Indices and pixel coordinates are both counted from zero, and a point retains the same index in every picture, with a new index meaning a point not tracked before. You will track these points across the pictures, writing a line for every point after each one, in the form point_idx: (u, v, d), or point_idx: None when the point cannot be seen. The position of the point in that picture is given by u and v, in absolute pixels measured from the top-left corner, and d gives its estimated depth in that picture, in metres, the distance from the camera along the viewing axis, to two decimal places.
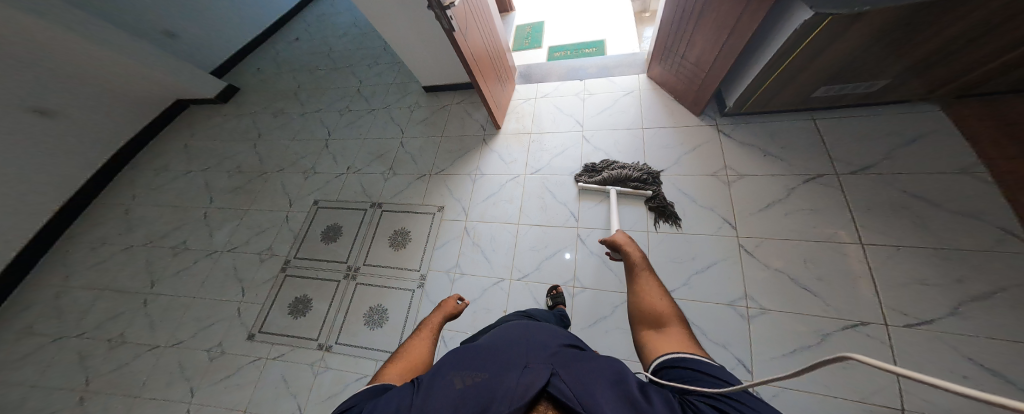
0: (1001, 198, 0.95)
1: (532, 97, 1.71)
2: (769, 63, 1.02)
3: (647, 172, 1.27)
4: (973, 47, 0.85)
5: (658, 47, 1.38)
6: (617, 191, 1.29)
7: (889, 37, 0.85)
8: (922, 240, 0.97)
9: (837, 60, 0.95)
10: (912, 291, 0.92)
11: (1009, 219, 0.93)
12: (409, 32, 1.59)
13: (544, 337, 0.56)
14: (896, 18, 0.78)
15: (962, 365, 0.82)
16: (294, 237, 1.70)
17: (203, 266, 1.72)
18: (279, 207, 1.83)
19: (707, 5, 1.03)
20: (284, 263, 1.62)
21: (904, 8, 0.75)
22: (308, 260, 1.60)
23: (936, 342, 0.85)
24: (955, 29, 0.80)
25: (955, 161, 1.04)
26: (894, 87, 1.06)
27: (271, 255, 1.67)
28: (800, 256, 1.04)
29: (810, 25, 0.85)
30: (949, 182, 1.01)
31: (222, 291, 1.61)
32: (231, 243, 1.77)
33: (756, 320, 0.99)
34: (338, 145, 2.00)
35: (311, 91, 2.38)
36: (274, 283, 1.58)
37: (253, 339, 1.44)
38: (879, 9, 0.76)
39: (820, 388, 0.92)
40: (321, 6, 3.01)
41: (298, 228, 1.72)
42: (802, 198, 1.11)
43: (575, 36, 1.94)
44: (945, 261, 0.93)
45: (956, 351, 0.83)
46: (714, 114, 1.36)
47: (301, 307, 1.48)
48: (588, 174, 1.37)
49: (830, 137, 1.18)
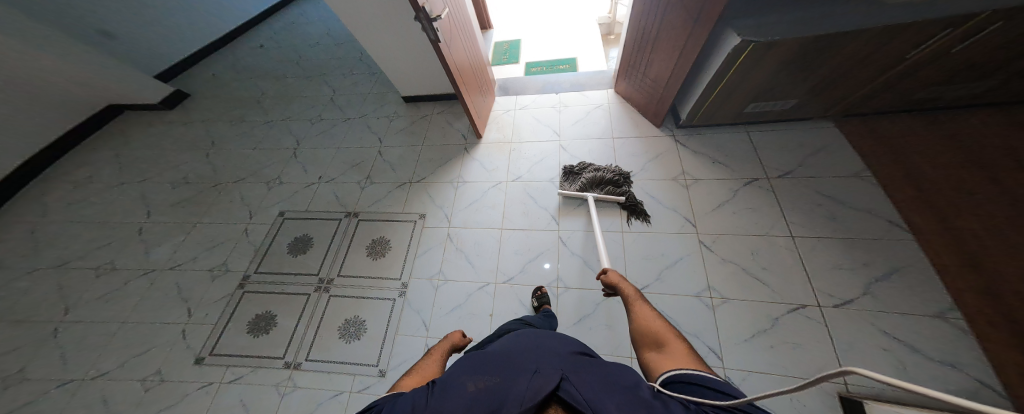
0: (885, 196, 1.21)
1: (512, 109, 1.82)
2: (710, 80, 1.22)
3: (619, 174, 1.42)
4: (855, 72, 1.11)
5: (624, 65, 1.57)
6: (596, 196, 1.39)
7: (796, 63, 1.07)
8: (837, 232, 1.18)
9: (762, 80, 1.17)
10: (833, 273, 1.10)
11: (894, 214, 1.17)
12: (391, 44, 1.63)
13: (554, 344, 0.57)
14: (800, 47, 1.00)
15: (878, 334, 0.98)
16: (256, 250, 1.57)
17: (138, 286, 1.51)
18: (237, 220, 1.69)
19: (662, 31, 1.22)
20: (242, 279, 1.48)
21: (802, 40, 0.98)
22: (271, 274, 1.49)
23: (859, 317, 1.02)
24: (840, 58, 1.04)
25: (854, 166, 1.29)
26: (804, 106, 1.33)
27: (226, 271, 1.51)
28: (747, 248, 1.20)
29: (739, 50, 1.04)
30: (850, 184, 1.26)
31: (163, 313, 1.42)
32: (174, 260, 1.58)
33: (720, 308, 1.11)
34: (309, 154, 1.92)
35: (279, 99, 2.28)
36: (229, 302, 1.43)
37: (202, 363, 1.28)
38: (786, 40, 0.97)
39: (781, 369, 0.98)
40: (293, 14, 2.95)
41: (260, 240, 1.60)
42: (745, 199, 1.31)
43: (549, 54, 2.12)
44: (855, 248, 1.14)
45: (870, 324, 1.00)
46: (672, 126, 1.56)
47: (264, 324, 1.36)
48: (568, 180, 1.48)
49: (762, 148, 1.41)
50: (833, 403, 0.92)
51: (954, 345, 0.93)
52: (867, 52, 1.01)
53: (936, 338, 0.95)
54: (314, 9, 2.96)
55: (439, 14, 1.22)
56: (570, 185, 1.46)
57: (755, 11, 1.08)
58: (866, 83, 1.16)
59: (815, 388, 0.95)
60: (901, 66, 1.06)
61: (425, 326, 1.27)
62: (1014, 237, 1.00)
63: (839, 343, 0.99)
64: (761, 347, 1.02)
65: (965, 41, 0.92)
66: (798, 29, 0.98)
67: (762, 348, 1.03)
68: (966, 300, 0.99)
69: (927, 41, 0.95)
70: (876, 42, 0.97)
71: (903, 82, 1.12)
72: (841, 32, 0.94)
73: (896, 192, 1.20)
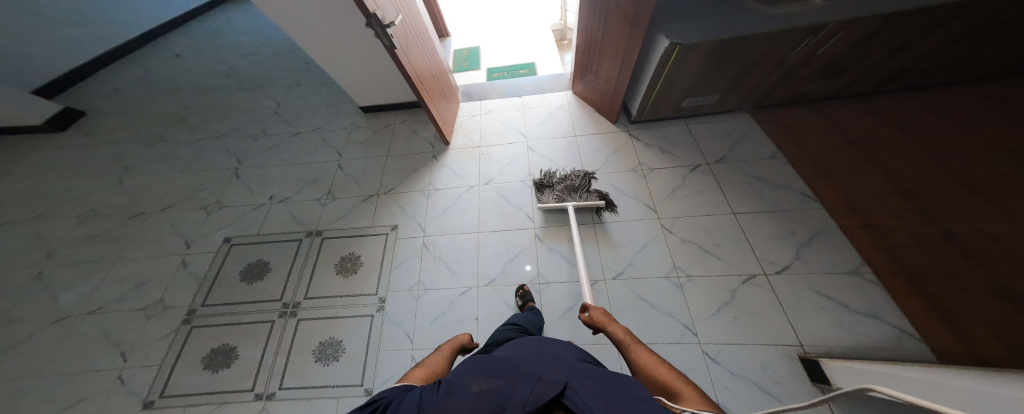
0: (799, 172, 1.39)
1: (477, 114, 1.85)
2: (651, 76, 1.36)
3: (585, 178, 1.42)
4: (760, 70, 1.32)
5: (579, 67, 1.68)
6: (574, 206, 1.36)
7: (717, 64, 1.25)
8: (768, 207, 1.32)
9: (692, 78, 1.34)
10: (772, 243, 1.23)
11: (804, 188, 1.34)
12: (339, 53, 1.55)
13: (560, 354, 0.56)
14: (719, 48, 1.16)
15: (815, 297, 1.09)
16: (201, 282, 1.38)
17: (40, 341, 1.23)
18: (171, 252, 1.46)
19: (609, 36, 1.33)
20: (187, 315, 1.29)
21: (717, 42, 1.13)
22: (224, 306, 1.32)
23: (798, 281, 1.13)
24: (749, 58, 1.23)
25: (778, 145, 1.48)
26: (726, 101, 1.54)
27: (163, 308, 1.31)
28: (700, 228, 1.31)
29: (670, 51, 1.18)
30: (775, 163, 1.44)
31: (82, 364, 1.18)
32: (92, 302, 1.32)
33: (686, 286, 1.19)
34: (253, 173, 1.74)
35: (209, 114, 2.02)
36: (173, 341, 1.23)
37: (152, 407, 1.09)
38: (705, 43, 1.13)
39: (747, 339, 1.05)
40: (225, 25, 2.69)
41: (204, 271, 1.41)
42: (693, 183, 1.44)
43: (508, 60, 2.19)
44: (789, 217, 1.28)
45: (807, 287, 1.11)
46: (626, 122, 1.71)
47: (223, 358, 1.20)
48: (541, 194, 1.44)
49: (702, 137, 1.59)
50: (796, 365, 0.99)
51: (869, 297, 1.06)
52: (764, 53, 1.21)
53: (856, 292, 1.08)
54: (250, 19, 2.73)
55: (393, 20, 1.19)
56: (545, 198, 1.42)
57: (679, 17, 1.22)
58: (771, 80, 1.39)
59: (779, 353, 1.01)
60: (788, 64, 1.28)
61: (409, 338, 1.22)
62: None
63: (787, 305, 1.09)
64: (727, 318, 1.10)
65: (835, 41, 1.14)
66: (714, 32, 1.13)
67: (727, 321, 1.09)
68: (872, 256, 1.13)
69: (800, 45, 1.17)
70: (775, 43, 1.16)
71: (794, 77, 1.36)
72: (743, 36, 1.11)
73: (811, 166, 1.38)
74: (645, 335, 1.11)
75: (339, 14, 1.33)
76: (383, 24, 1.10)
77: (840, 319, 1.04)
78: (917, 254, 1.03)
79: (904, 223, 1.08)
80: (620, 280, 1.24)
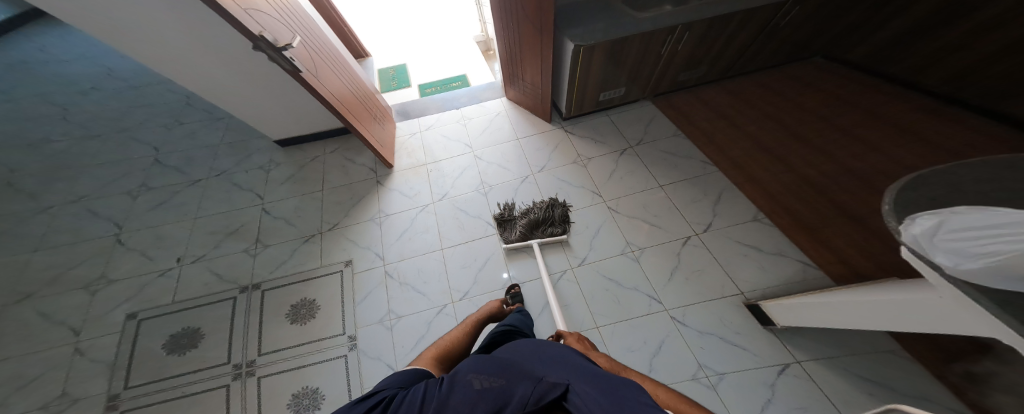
0: (701, 143, 1.68)
1: (416, 131, 1.82)
2: (566, 78, 1.48)
3: (551, 213, 1.46)
4: (651, 68, 1.53)
5: (506, 74, 1.76)
6: (538, 243, 1.41)
7: (618, 64, 1.42)
8: (683, 176, 1.59)
9: (600, 78, 1.48)
10: (693, 207, 1.50)
11: (705, 157, 1.65)
12: (246, 89, 1.36)
13: (567, 358, 0.53)
14: (613, 50, 1.32)
15: (737, 247, 1.38)
16: (112, 362, 1.10)
17: None
18: (39, 346, 1.11)
19: (523, 46, 1.42)
20: (110, 399, 1.03)
21: (611, 43, 1.28)
22: (154, 384, 1.08)
23: (722, 236, 1.41)
24: (639, 57, 1.41)
25: (683, 124, 1.76)
26: (632, 94, 1.74)
27: (69, 401, 1.02)
28: (639, 204, 1.53)
29: (576, 54, 1.29)
30: (682, 140, 1.71)
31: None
32: None
33: (641, 257, 1.40)
34: (144, 236, 1.40)
35: (54, 173, 1.55)
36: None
37: None
38: (601, 43, 1.26)
39: (700, 296, 1.29)
40: (58, 59, 2.11)
41: (110, 352, 1.11)
42: (626, 165, 1.66)
43: (438, 74, 2.20)
44: (702, 183, 1.56)
45: (731, 240, 1.40)
46: (559, 120, 1.85)
47: None
48: (506, 231, 1.46)
49: (622, 124, 1.80)
50: (744, 312, 1.24)
51: (767, 236, 1.38)
52: (644, 51, 1.38)
53: (760, 235, 1.39)
54: (95, 50, 2.18)
55: (290, 41, 1.07)
56: (510, 234, 1.45)
57: (579, 21, 1.34)
58: (663, 75, 1.63)
59: (725, 303, 1.27)
60: (666, 60, 1.49)
61: (391, 370, 1.15)
62: (777, 151, 1.56)
63: (721, 260, 1.36)
64: (680, 280, 1.33)
65: (697, 40, 1.39)
66: (609, 33, 1.27)
67: (683, 284, 1.32)
68: (761, 203, 1.46)
69: (669, 43, 1.37)
70: (658, 44, 1.36)
71: (677, 69, 1.61)
72: (628, 36, 1.26)
73: (711, 138, 1.69)
74: (621, 311, 1.28)
75: (233, 43, 1.16)
76: (276, 47, 1.00)
77: (757, 260, 1.33)
78: (788, 198, 1.43)
79: (773, 177, 1.50)
80: (586, 265, 1.39)
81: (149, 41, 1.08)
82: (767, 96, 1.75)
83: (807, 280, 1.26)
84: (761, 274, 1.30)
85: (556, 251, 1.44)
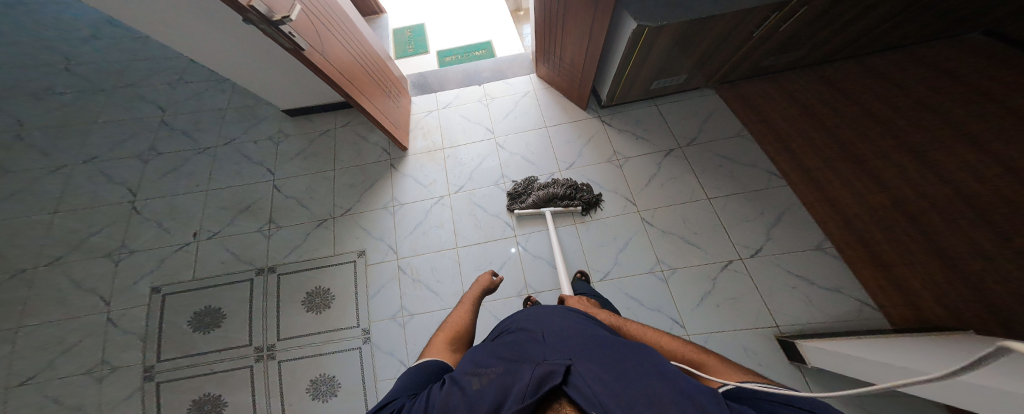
0: (764, 150, 1.43)
1: (433, 109, 1.61)
2: (617, 64, 1.20)
3: (569, 187, 1.36)
4: (726, 51, 1.21)
5: (539, 49, 1.46)
6: (552, 212, 1.35)
7: (685, 47, 1.10)
8: (737, 189, 1.37)
9: (659, 62, 1.18)
10: (741, 228, 1.31)
11: (771, 166, 1.39)
12: (242, 61, 1.17)
13: (567, 331, 0.54)
14: (687, 33, 1.01)
15: (785, 277, 1.21)
16: (145, 334, 1.16)
17: None
18: (78, 312, 1.18)
19: (568, 14, 1.11)
20: (146, 370, 1.11)
21: (689, 24, 0.97)
22: (184, 358, 1.14)
23: (770, 264, 1.24)
24: (716, 39, 1.09)
25: (744, 124, 1.48)
26: (691, 81, 1.43)
27: (111, 367, 1.11)
28: (679, 218, 1.35)
29: (637, 34, 0.99)
30: (742, 144, 1.44)
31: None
32: (9, 378, 1.09)
33: (671, 278, 1.27)
34: (158, 206, 1.38)
35: (62, 129, 1.49)
36: (142, 405, 1.07)
37: None
38: (674, 24, 0.95)
39: (730, 325, 1.18)
40: None
41: (141, 325, 1.17)
42: (669, 169, 1.43)
43: (460, 39, 1.93)
44: (756, 200, 1.35)
45: (779, 269, 1.23)
46: (596, 107, 1.58)
47: (211, 407, 1.10)
48: (517, 200, 1.38)
49: (671, 117, 1.53)
50: (774, 346, 1.13)
51: (824, 269, 1.20)
52: (731, 32, 1.06)
53: (818, 266, 1.22)
54: None
55: (289, 10, 0.85)
56: (523, 200, 1.37)
57: None
58: (739, 58, 1.29)
59: (757, 335, 1.15)
60: (751, 42, 1.16)
61: (403, 366, 1.18)
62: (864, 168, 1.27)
63: (761, 290, 1.21)
64: (710, 307, 1.21)
65: (806, 17, 1.04)
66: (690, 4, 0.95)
67: (713, 310, 1.20)
68: (828, 226, 1.26)
69: (766, 21, 1.03)
70: (749, 23, 1.03)
71: (762, 53, 1.26)
72: (715, 15, 0.94)
73: (775, 144, 1.42)
74: None
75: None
76: (272, 22, 0.79)
77: (806, 296, 1.18)
78: (869, 225, 1.19)
79: (852, 196, 1.24)
80: (608, 280, 1.28)
81: (104, 5, 0.86)
82: (873, 89, 1.37)
83: (859, 320, 1.11)
84: (809, 310, 1.16)
85: (567, 220, 1.39)
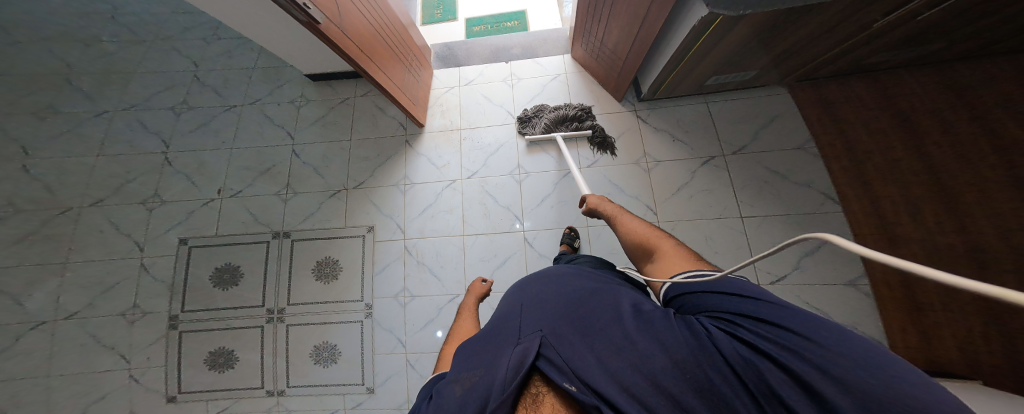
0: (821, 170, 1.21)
1: (455, 85, 1.51)
2: (672, 55, 1.02)
3: (581, 108, 1.35)
4: (817, 44, 0.97)
5: (579, 26, 1.28)
6: (564, 133, 1.33)
7: (763, 38, 0.90)
8: (781, 210, 1.20)
9: (725, 54, 0.99)
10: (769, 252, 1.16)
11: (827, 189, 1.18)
12: (261, 24, 1.09)
13: (542, 291, 0.51)
14: (771, 24, 0.82)
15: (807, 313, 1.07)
16: (172, 284, 1.27)
17: (30, 351, 1.22)
18: (118, 254, 1.29)
19: None
20: (171, 320, 1.24)
21: (779, 14, 0.77)
22: (203, 312, 1.25)
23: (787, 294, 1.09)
24: (808, 31, 0.87)
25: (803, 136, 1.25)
26: (761, 75, 1.21)
27: (145, 312, 1.24)
28: (701, 233, 1.21)
29: (707, 22, 0.81)
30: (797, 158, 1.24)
31: (91, 361, 1.20)
32: (65, 309, 1.25)
33: None
34: (186, 160, 1.43)
35: (108, 77, 1.56)
36: (167, 348, 1.22)
37: (176, 401, 1.18)
38: (759, 15, 0.76)
39: None
40: None
41: (170, 275, 1.28)
42: (703, 180, 1.27)
43: (494, 6, 1.76)
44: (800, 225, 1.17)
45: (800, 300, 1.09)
46: (633, 100, 1.40)
47: (225, 360, 1.21)
48: (526, 126, 1.38)
49: (719, 119, 1.33)
50: None
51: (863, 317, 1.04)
52: (835, 23, 0.83)
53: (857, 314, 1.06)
54: None
55: None
56: (532, 128, 1.37)
57: None
58: (828, 54, 1.04)
59: None
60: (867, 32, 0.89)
61: (402, 344, 1.20)
62: None
63: None
64: None
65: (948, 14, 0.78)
66: None
67: None
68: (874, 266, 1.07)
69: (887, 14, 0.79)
70: (853, 17, 0.80)
71: (871, 49, 1.00)
72: (819, 4, 0.73)
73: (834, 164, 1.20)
74: None
75: None
76: None
77: None
78: None
79: None
80: None
81: None
82: None
83: None
84: None
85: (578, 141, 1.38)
